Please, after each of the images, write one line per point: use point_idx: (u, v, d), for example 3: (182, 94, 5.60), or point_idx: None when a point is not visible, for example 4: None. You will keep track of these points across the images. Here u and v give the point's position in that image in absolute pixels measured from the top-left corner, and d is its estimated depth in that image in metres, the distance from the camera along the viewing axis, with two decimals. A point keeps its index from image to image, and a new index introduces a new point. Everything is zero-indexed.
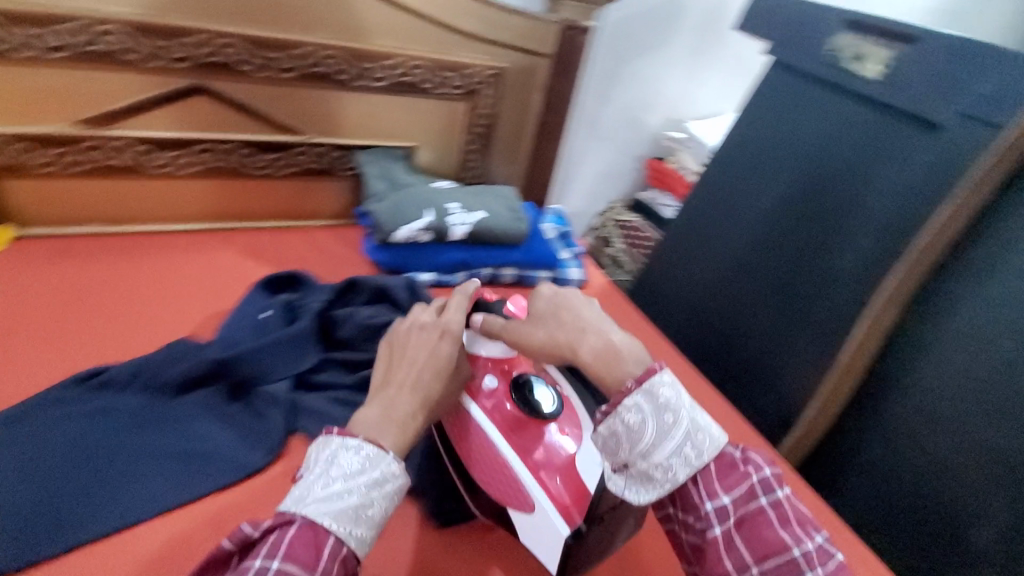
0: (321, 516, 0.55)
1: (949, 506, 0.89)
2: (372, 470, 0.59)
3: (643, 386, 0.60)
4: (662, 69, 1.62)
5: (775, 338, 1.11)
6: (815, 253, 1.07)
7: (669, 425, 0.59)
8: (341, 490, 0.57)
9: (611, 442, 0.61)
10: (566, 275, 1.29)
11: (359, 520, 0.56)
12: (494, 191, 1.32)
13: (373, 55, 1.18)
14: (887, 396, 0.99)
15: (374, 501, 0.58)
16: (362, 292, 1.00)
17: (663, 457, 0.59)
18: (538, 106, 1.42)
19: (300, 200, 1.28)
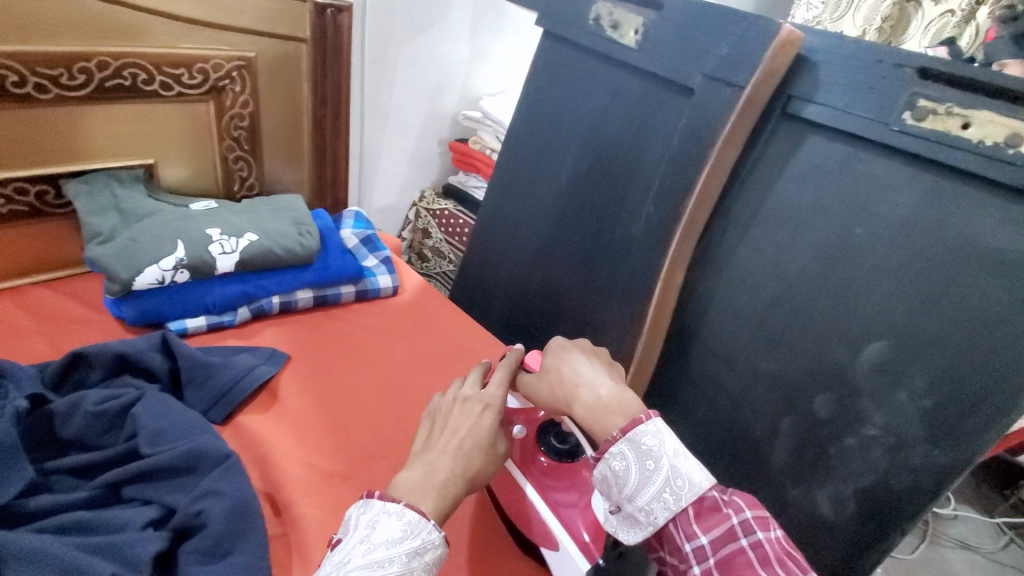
0: None
1: (749, 432, 0.99)
2: (413, 538, 0.56)
3: (626, 436, 0.62)
4: (445, 45, 1.52)
5: (587, 309, 1.13)
6: (608, 222, 1.09)
7: (651, 471, 0.60)
8: (382, 559, 0.54)
9: (603, 485, 0.63)
10: (376, 285, 1.15)
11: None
12: (270, 203, 1.12)
13: (58, 55, 0.91)
14: (690, 344, 1.05)
15: (416, 571, 0.56)
16: (96, 366, 0.77)
17: (644, 501, 0.60)
18: (308, 98, 1.25)
19: (0, 254, 0.98)
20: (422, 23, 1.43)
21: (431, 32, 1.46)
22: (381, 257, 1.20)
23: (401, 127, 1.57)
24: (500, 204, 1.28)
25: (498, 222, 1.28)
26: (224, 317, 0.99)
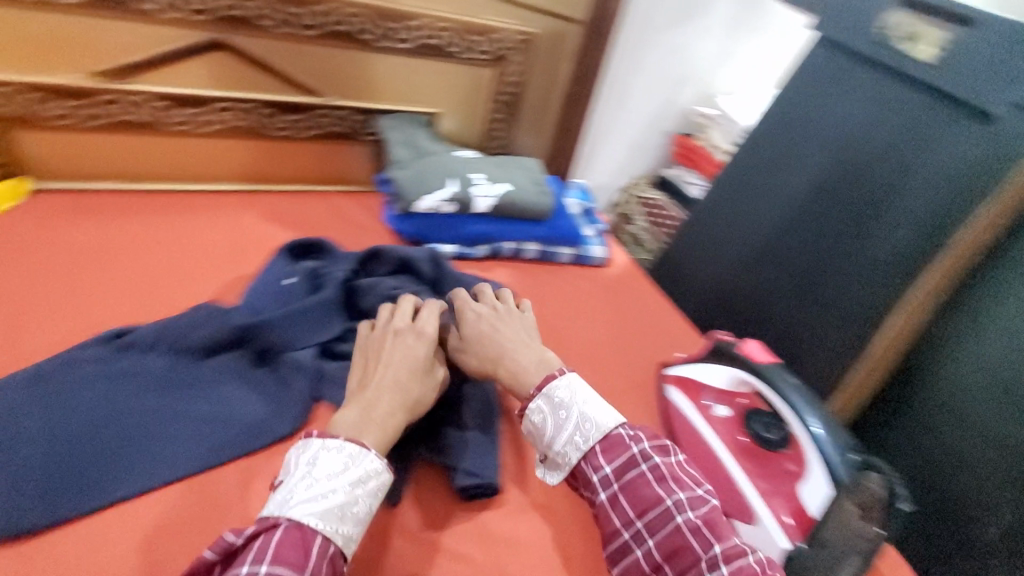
0: (307, 516, 0.58)
1: (970, 492, 1.00)
2: (355, 468, 0.62)
3: (543, 390, 0.73)
4: (697, 40, 1.54)
5: (806, 317, 1.16)
6: (850, 238, 1.10)
7: (563, 419, 0.71)
8: (326, 491, 0.60)
9: (530, 437, 0.74)
10: (591, 253, 1.26)
11: (344, 517, 0.60)
12: (518, 163, 1.29)
13: (401, 14, 1.11)
14: (928, 368, 1.09)
15: (359, 500, 0.61)
16: (386, 262, 0.97)
17: (560, 444, 0.71)
18: (566, 76, 1.37)
19: (321, 164, 1.24)
20: (683, 16, 1.47)
21: (688, 26, 1.50)
22: (597, 229, 1.32)
23: (634, 114, 1.63)
24: (725, 200, 1.29)
25: (718, 217, 1.30)
26: (468, 249, 1.17)
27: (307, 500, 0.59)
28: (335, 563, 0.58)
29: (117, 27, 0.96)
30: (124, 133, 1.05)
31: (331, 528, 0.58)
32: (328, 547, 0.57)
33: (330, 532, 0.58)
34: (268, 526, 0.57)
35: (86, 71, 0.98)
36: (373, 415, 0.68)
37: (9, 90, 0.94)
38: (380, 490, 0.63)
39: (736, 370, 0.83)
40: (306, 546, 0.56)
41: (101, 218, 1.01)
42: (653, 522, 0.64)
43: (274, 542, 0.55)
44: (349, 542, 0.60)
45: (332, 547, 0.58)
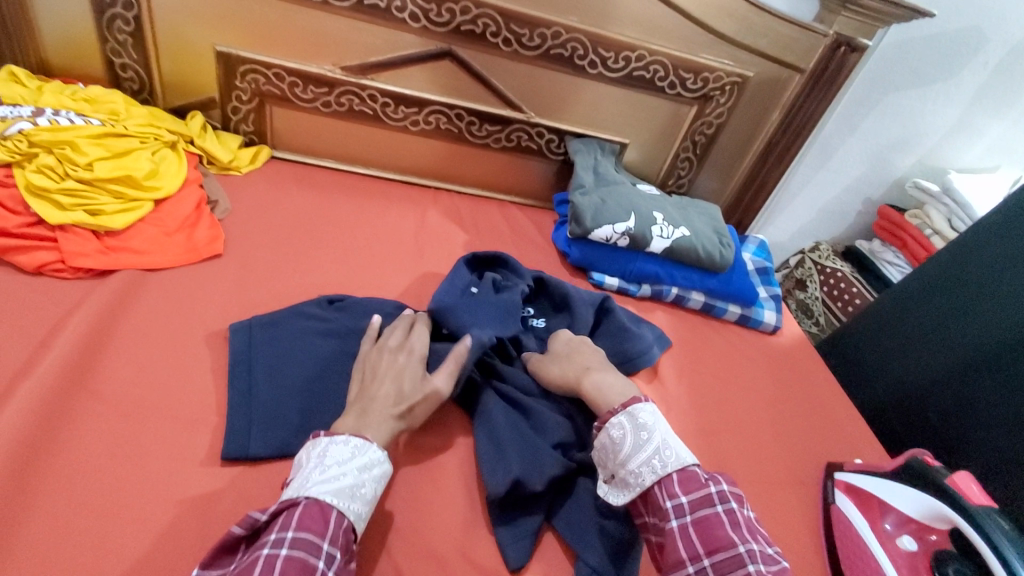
0: (325, 494, 0.57)
1: None
2: (361, 456, 0.61)
3: (626, 408, 0.70)
4: (934, 103, 1.35)
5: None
6: None
7: (642, 441, 0.67)
8: (336, 473, 0.59)
9: (601, 454, 0.70)
10: (760, 318, 1.17)
11: (354, 496, 0.59)
12: (697, 208, 1.23)
13: (618, 44, 1.11)
14: None
15: (366, 487, 0.60)
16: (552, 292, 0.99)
17: (635, 465, 0.66)
18: (773, 125, 1.28)
19: (505, 173, 1.29)
20: (924, 75, 1.29)
21: (928, 87, 1.32)
22: (772, 292, 1.22)
23: (834, 174, 1.48)
24: (915, 298, 1.23)
25: (912, 314, 1.23)
26: (630, 286, 1.13)
27: (324, 482, 0.58)
28: (348, 542, 0.57)
29: (368, 29, 1.07)
30: (351, 121, 1.17)
31: (348, 507, 0.58)
32: (345, 521, 0.57)
33: (342, 508, 0.57)
34: (287, 505, 0.56)
35: (334, 64, 1.10)
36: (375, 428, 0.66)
37: (275, 74, 1.10)
38: (385, 479, 0.63)
39: (934, 499, 0.73)
40: (325, 518, 0.55)
41: (318, 191, 1.14)
42: (721, 563, 0.57)
43: (294, 516, 0.54)
44: (360, 520, 0.59)
45: (345, 522, 0.57)
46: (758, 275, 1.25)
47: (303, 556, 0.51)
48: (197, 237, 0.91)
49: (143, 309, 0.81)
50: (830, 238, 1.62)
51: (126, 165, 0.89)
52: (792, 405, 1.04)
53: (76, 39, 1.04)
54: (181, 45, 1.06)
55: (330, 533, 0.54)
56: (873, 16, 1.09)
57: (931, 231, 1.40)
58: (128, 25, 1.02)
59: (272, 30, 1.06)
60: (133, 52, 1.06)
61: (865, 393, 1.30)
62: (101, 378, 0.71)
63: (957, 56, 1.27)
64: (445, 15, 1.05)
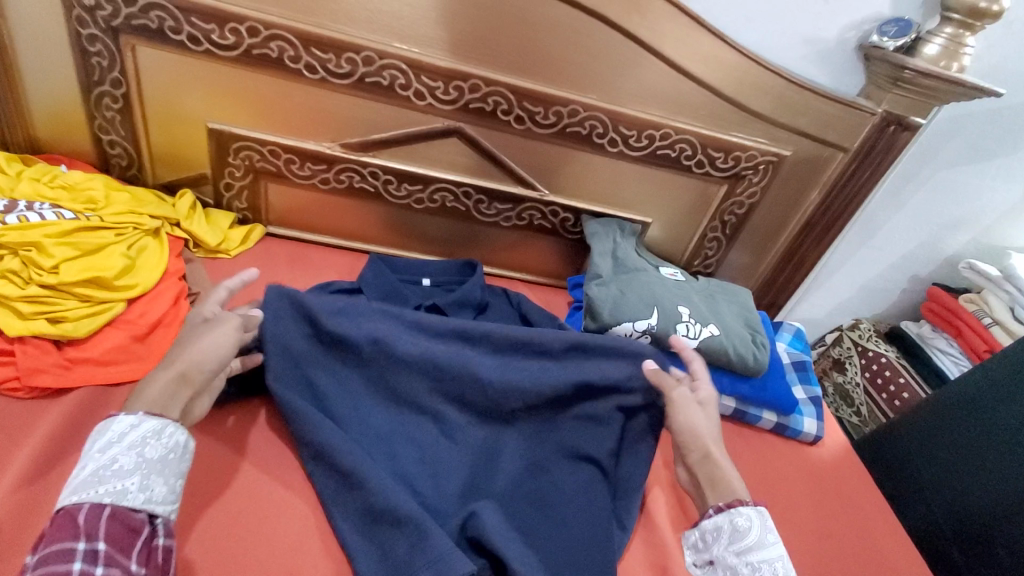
0: (67, 499, 0.55)
1: None
2: (101, 435, 0.59)
3: (753, 504, 0.70)
4: (994, 179, 1.22)
5: None
6: None
7: (767, 541, 0.68)
8: (76, 469, 0.57)
9: (713, 536, 0.70)
10: (799, 427, 1.04)
11: (104, 478, 0.56)
12: (726, 297, 1.12)
13: (641, 123, 1.02)
14: None
15: (122, 457, 0.58)
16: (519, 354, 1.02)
17: (756, 561, 0.66)
18: (812, 204, 1.16)
19: (516, 251, 1.20)
20: (983, 151, 1.17)
21: (987, 163, 1.19)
22: (812, 394, 1.09)
23: (878, 251, 1.35)
24: (982, 404, 1.09)
25: (975, 424, 1.09)
26: None
27: (70, 484, 0.56)
28: (131, 522, 0.55)
29: (370, 107, 0.99)
30: (350, 198, 1.09)
31: (97, 494, 0.55)
32: (104, 509, 0.55)
33: (92, 497, 0.55)
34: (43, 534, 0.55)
35: (333, 141, 1.02)
36: (153, 394, 0.64)
37: (270, 151, 1.02)
38: (149, 439, 0.60)
39: None
40: (71, 519, 0.53)
41: (313, 276, 1.06)
42: None
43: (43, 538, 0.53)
44: (127, 496, 0.56)
45: (105, 507, 0.55)
46: (795, 370, 1.13)
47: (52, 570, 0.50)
48: (170, 342, 0.82)
49: None
50: (872, 315, 1.48)
51: (98, 265, 0.81)
52: (838, 540, 0.91)
53: (62, 115, 0.98)
54: (171, 121, 1.00)
55: (84, 529, 0.53)
56: (931, 94, 0.97)
57: (990, 320, 1.25)
58: (116, 102, 0.96)
59: (268, 108, 0.99)
60: (121, 129, 0.99)
61: (923, 511, 1.14)
62: (39, 529, 0.61)
63: (1021, 131, 1.14)
64: (453, 93, 0.97)
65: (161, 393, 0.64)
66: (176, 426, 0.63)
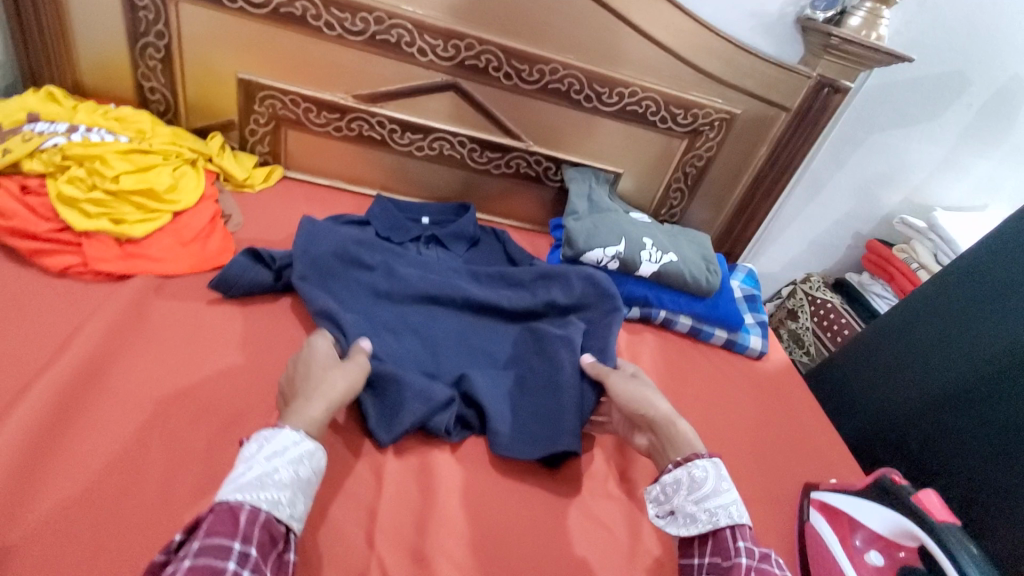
0: (227, 496, 0.56)
1: None
2: (269, 444, 0.61)
3: (711, 456, 0.72)
4: (918, 142, 1.40)
5: (990, 476, 1.04)
6: None
7: (722, 489, 0.69)
8: (242, 469, 0.58)
9: (671, 487, 0.72)
10: (746, 343, 1.21)
11: (265, 485, 0.57)
12: (686, 236, 1.29)
13: (612, 81, 1.19)
14: None
15: (280, 471, 0.59)
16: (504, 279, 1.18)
17: (711, 506, 0.68)
18: (761, 159, 1.33)
19: (505, 198, 1.36)
20: (908, 114, 1.35)
21: (913, 125, 1.37)
22: (758, 319, 1.26)
23: (824, 208, 1.53)
24: (904, 329, 1.27)
25: (898, 345, 1.27)
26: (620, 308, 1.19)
27: (232, 482, 0.57)
28: (272, 531, 0.56)
29: (378, 61, 1.15)
30: (359, 145, 1.25)
31: (258, 498, 0.56)
32: (259, 514, 0.55)
33: (253, 500, 0.56)
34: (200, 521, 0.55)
35: (346, 92, 1.18)
36: (296, 413, 0.66)
37: (291, 99, 1.18)
38: (304, 458, 0.61)
39: (900, 516, 0.76)
40: (235, 518, 0.54)
41: (326, 211, 1.21)
42: None
43: (202, 525, 0.53)
44: (279, 506, 0.57)
45: (263, 513, 0.56)
46: (745, 302, 1.30)
47: (208, 562, 0.50)
48: (210, 247, 0.97)
49: (158, 313, 0.86)
50: (822, 268, 1.66)
51: (149, 179, 0.95)
52: (774, 428, 1.07)
53: (110, 63, 1.13)
54: (205, 71, 1.15)
55: (242, 531, 0.53)
56: (855, 60, 1.15)
57: (917, 265, 1.43)
58: (158, 52, 1.11)
59: (289, 60, 1.14)
60: (161, 77, 1.14)
61: (852, 423, 1.33)
62: (117, 376, 0.77)
63: (939, 97, 1.33)
64: (451, 50, 1.13)
65: (303, 407, 0.67)
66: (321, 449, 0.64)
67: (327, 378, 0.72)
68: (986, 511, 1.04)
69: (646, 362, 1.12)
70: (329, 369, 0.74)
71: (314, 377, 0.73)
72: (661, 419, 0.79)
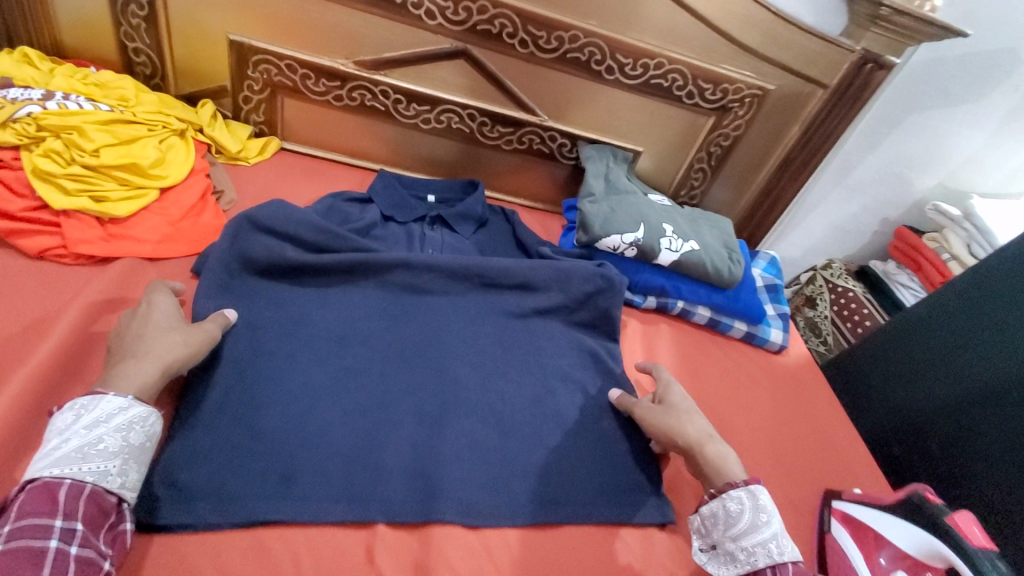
0: (43, 471, 0.54)
1: None
2: (88, 413, 0.58)
3: (748, 485, 0.70)
4: (960, 124, 1.30)
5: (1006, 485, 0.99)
6: None
7: (762, 522, 0.67)
8: (58, 442, 0.56)
9: (709, 522, 0.71)
10: (766, 337, 1.15)
11: (88, 457, 0.56)
12: (708, 221, 1.21)
13: (636, 51, 1.09)
14: None
15: (104, 436, 0.57)
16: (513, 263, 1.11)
17: (750, 544, 0.67)
18: (792, 139, 1.24)
19: (515, 176, 1.28)
20: (951, 94, 1.25)
21: (956, 107, 1.27)
22: (780, 310, 1.20)
23: (852, 192, 1.44)
24: (929, 325, 1.21)
25: (921, 342, 1.22)
26: (635, 298, 1.12)
27: (47, 457, 0.55)
28: (103, 504, 0.55)
29: (383, 25, 1.05)
30: (360, 115, 1.16)
31: (81, 472, 0.55)
32: (84, 488, 0.54)
33: (73, 475, 0.54)
34: (12, 500, 0.54)
35: (347, 58, 1.09)
36: (121, 377, 0.62)
37: (288, 65, 1.09)
38: (134, 423, 0.59)
39: (934, 538, 0.70)
40: (52, 495, 0.53)
41: (325, 186, 1.13)
42: None
43: (17, 504, 0.52)
44: (107, 476, 0.56)
45: (85, 486, 0.55)
46: (767, 292, 1.23)
47: (26, 543, 0.50)
48: (201, 229, 0.90)
49: (142, 300, 0.80)
50: (844, 255, 1.59)
51: (133, 153, 0.88)
52: (794, 429, 1.02)
53: (90, 22, 1.03)
54: (192, 32, 1.05)
55: (62, 508, 0.53)
56: (904, 34, 1.04)
57: (948, 256, 1.37)
58: (141, 10, 1.02)
59: (286, 22, 1.04)
60: (146, 37, 1.05)
61: (868, 418, 1.29)
62: (95, 368, 0.71)
63: (988, 77, 1.22)
64: (461, 13, 1.03)
65: (132, 374, 0.62)
66: (156, 412, 0.62)
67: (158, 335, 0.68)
68: (1004, 530, 0.98)
69: (662, 355, 1.06)
70: (169, 330, 0.69)
71: (146, 339, 0.67)
72: (691, 445, 0.77)
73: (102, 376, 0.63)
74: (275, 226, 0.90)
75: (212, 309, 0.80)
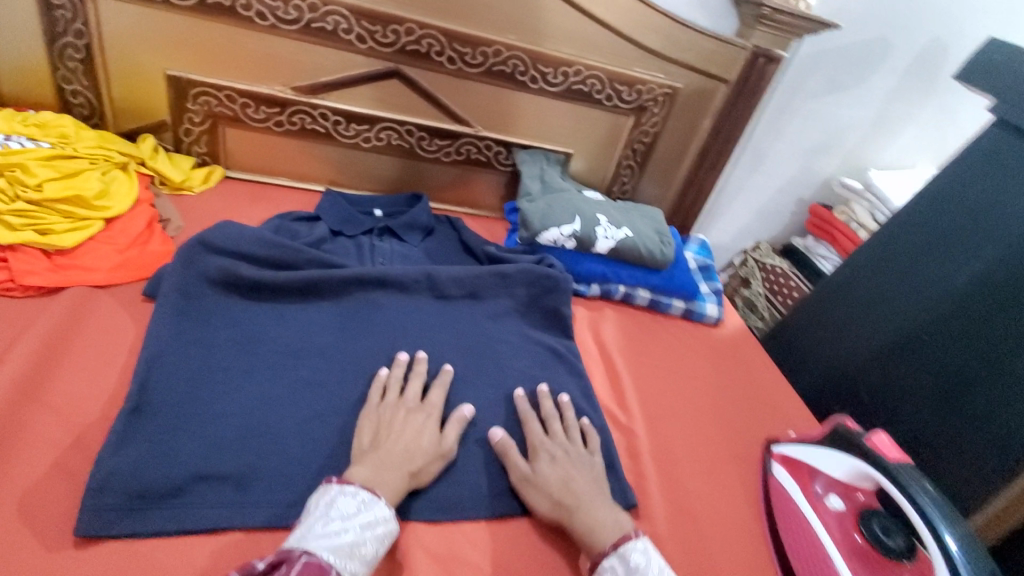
0: (321, 548, 0.57)
1: None
2: (366, 511, 0.63)
3: (617, 549, 0.66)
4: (851, 107, 1.46)
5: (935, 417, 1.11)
6: (993, 348, 1.03)
7: None
8: (340, 527, 0.60)
9: None
10: (703, 311, 1.24)
11: (354, 554, 0.59)
12: (639, 210, 1.30)
13: (555, 61, 1.19)
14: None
15: (366, 541, 0.61)
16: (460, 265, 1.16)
17: None
18: (705, 131, 1.36)
19: (457, 186, 1.34)
20: (838, 81, 1.40)
21: (844, 92, 1.43)
22: (713, 287, 1.30)
23: (768, 177, 1.58)
24: (844, 288, 1.31)
25: (838, 303, 1.32)
26: (580, 287, 1.19)
27: (326, 535, 0.58)
28: None
29: (317, 52, 1.12)
30: (301, 139, 1.21)
31: (345, 565, 0.57)
32: None
33: (340, 565, 0.56)
34: (286, 557, 0.55)
35: (284, 86, 1.14)
36: (385, 480, 0.69)
37: (227, 96, 1.13)
38: (386, 537, 0.63)
39: (857, 461, 0.78)
40: None
41: (272, 209, 1.17)
42: None
43: (294, 568, 0.54)
44: None
45: None
46: (700, 272, 1.33)
47: None
48: (150, 255, 0.92)
49: (96, 325, 0.81)
50: (769, 237, 1.73)
51: (76, 186, 0.91)
52: (735, 389, 1.10)
53: (24, 67, 1.05)
54: (130, 71, 1.08)
55: None
56: (786, 30, 1.18)
57: (857, 225, 1.51)
58: (78, 52, 1.05)
59: (223, 55, 1.09)
60: (83, 79, 1.08)
61: (803, 379, 1.38)
62: (54, 390, 0.72)
63: (866, 63, 1.38)
64: (391, 36, 1.11)
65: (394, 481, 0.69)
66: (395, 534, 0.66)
67: (409, 441, 0.75)
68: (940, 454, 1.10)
69: (609, 335, 1.12)
70: (422, 434, 0.76)
71: (406, 441, 0.74)
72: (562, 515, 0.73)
73: (366, 460, 0.71)
74: (227, 246, 0.92)
75: (167, 327, 0.82)
